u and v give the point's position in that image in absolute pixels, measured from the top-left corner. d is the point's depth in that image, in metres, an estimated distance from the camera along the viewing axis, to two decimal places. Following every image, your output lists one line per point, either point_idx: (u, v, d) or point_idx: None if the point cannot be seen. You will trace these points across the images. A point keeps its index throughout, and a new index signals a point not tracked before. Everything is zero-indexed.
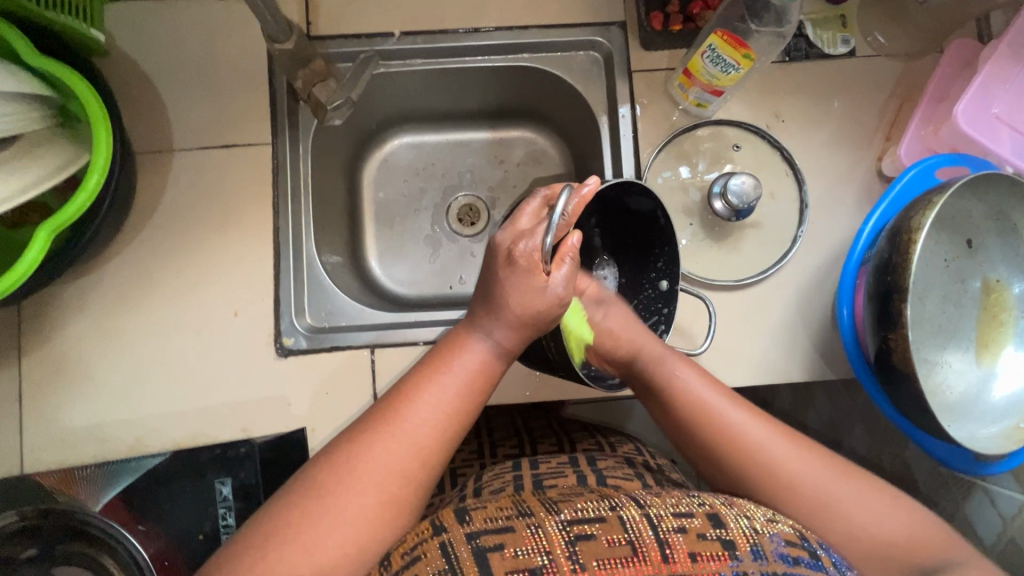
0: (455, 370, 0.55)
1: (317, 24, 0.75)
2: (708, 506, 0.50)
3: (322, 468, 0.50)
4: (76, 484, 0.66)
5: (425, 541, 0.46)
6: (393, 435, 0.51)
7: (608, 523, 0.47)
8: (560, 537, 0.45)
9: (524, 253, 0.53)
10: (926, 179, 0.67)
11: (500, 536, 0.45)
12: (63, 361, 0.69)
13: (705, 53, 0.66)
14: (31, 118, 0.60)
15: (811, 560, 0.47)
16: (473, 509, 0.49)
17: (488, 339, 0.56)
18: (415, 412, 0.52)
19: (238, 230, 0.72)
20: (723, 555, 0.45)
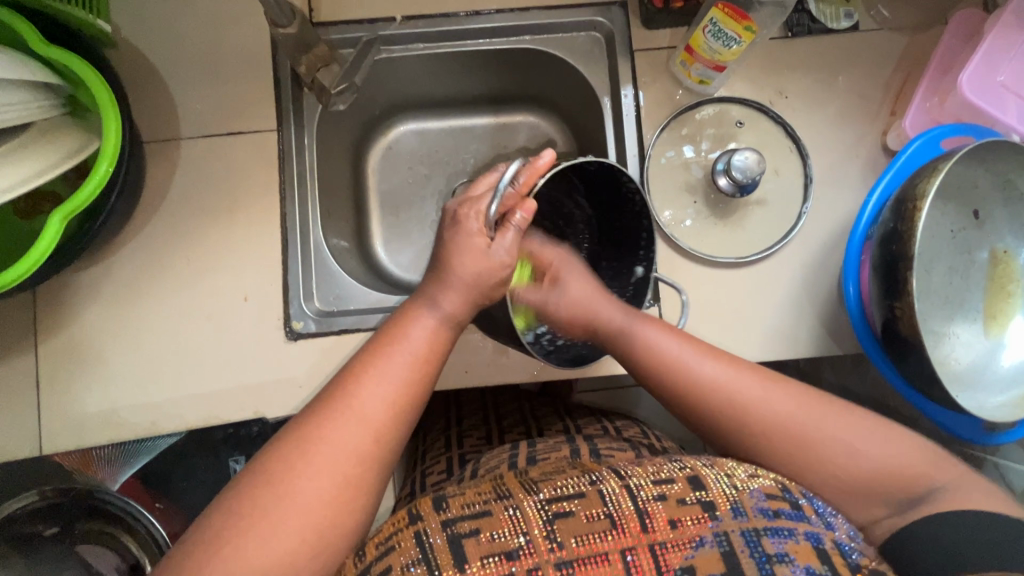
0: (403, 347, 0.55)
1: (319, 11, 0.75)
2: (690, 469, 0.51)
3: (275, 460, 0.49)
4: (95, 464, 0.69)
5: (399, 531, 0.47)
6: (340, 417, 0.50)
7: (588, 499, 0.48)
8: (537, 517, 0.46)
9: (466, 213, 0.59)
10: (930, 150, 0.67)
11: (475, 522, 0.46)
12: (78, 346, 0.70)
13: (706, 28, 0.66)
14: (45, 107, 0.61)
15: (791, 512, 0.48)
16: (452, 495, 0.49)
17: (436, 311, 0.58)
18: (363, 394, 0.52)
19: (246, 216, 0.73)
20: (703, 517, 0.47)
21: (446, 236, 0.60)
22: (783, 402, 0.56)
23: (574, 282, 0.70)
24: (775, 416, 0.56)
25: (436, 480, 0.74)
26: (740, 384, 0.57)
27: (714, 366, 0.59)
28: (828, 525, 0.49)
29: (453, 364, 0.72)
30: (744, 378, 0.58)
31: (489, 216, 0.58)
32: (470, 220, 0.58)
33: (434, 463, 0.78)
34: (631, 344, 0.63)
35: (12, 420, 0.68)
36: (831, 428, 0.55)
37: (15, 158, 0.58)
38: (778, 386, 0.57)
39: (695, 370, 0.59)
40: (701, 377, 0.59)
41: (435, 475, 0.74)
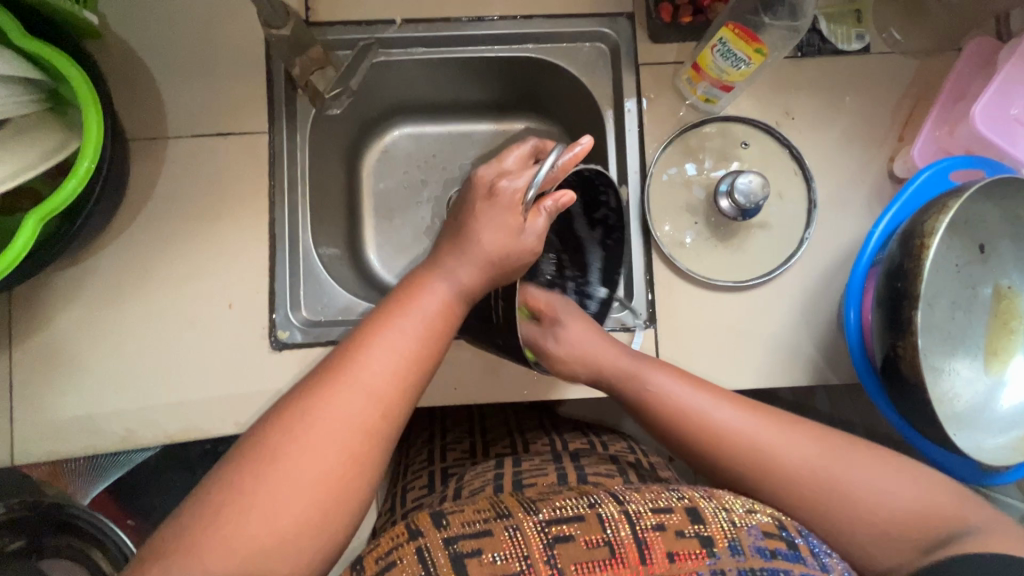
0: (411, 320, 0.53)
1: (316, 10, 0.73)
2: (688, 499, 0.49)
3: (274, 428, 0.47)
4: (64, 477, 0.68)
5: (400, 546, 0.45)
6: (346, 389, 0.48)
7: (587, 523, 0.46)
8: (537, 539, 0.44)
9: (503, 181, 0.57)
10: (939, 181, 0.65)
11: (478, 541, 0.44)
12: (53, 350, 0.68)
13: (715, 47, 0.63)
14: (22, 102, 0.58)
15: (788, 551, 0.46)
16: (451, 512, 0.47)
17: (448, 278, 0.56)
18: (367, 365, 0.49)
19: (233, 221, 0.71)
20: (700, 553, 0.45)
21: (479, 207, 0.57)
22: (776, 440, 0.57)
23: (572, 328, 0.66)
24: (777, 459, 0.56)
25: (417, 495, 0.72)
26: (733, 423, 0.58)
27: (719, 408, 0.59)
28: (824, 567, 0.46)
29: (442, 382, 0.71)
30: (754, 422, 0.58)
31: (529, 196, 0.56)
32: (513, 185, 0.56)
33: (417, 478, 0.76)
34: (628, 378, 0.63)
35: None
36: (833, 467, 0.55)
37: None
38: (765, 419, 0.58)
39: (692, 402, 0.60)
40: (702, 420, 0.59)
41: (415, 492, 0.72)
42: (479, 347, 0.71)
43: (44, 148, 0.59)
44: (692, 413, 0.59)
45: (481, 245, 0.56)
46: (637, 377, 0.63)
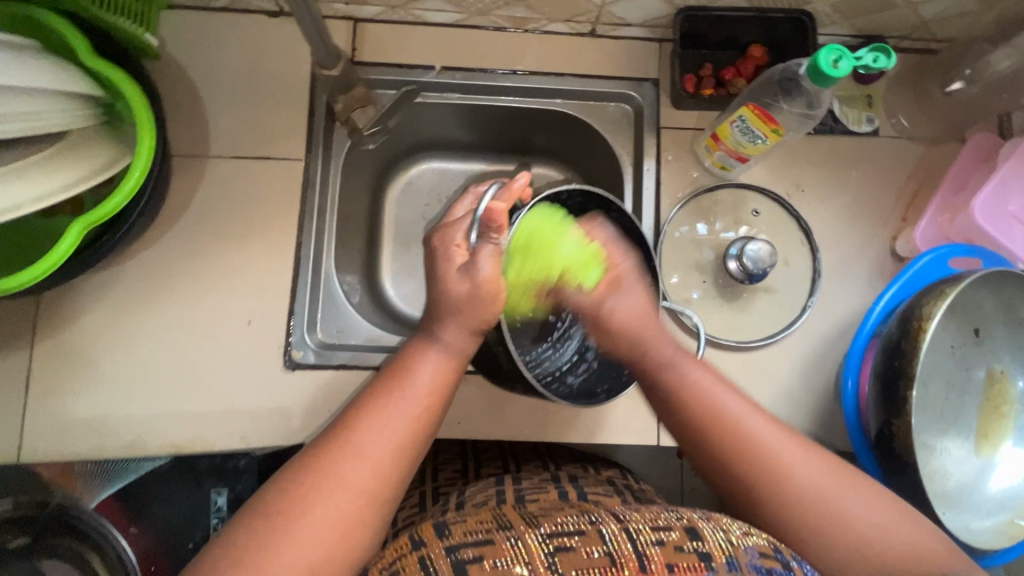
0: (407, 389, 0.54)
1: (361, 51, 0.77)
2: (686, 519, 0.48)
3: (274, 492, 0.49)
4: (74, 479, 0.66)
5: (402, 557, 0.45)
6: (342, 457, 0.50)
7: (588, 536, 0.44)
8: (539, 549, 0.43)
9: (442, 245, 0.59)
10: (939, 266, 0.67)
11: (478, 549, 0.43)
12: (73, 350, 0.70)
13: (734, 122, 0.65)
14: (81, 115, 0.61)
15: (784, 571, 0.44)
16: (453, 524, 0.48)
17: (443, 347, 0.57)
18: (363, 434, 0.51)
19: (260, 240, 0.74)
20: (699, 567, 0.42)
21: (429, 259, 0.60)
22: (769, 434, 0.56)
23: (629, 299, 0.64)
24: (796, 479, 0.53)
25: (406, 515, 0.73)
26: (737, 410, 0.57)
27: (736, 404, 0.57)
28: None
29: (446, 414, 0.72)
30: (783, 439, 0.55)
31: (472, 240, 0.58)
32: (453, 253, 0.58)
33: (408, 498, 0.77)
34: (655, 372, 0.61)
35: None
36: (799, 462, 0.54)
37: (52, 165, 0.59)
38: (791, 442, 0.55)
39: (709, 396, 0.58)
40: (713, 402, 0.57)
41: (406, 510, 0.73)
42: (485, 384, 0.73)
43: (98, 163, 0.62)
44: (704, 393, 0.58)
45: (451, 301, 0.57)
46: (665, 364, 0.61)
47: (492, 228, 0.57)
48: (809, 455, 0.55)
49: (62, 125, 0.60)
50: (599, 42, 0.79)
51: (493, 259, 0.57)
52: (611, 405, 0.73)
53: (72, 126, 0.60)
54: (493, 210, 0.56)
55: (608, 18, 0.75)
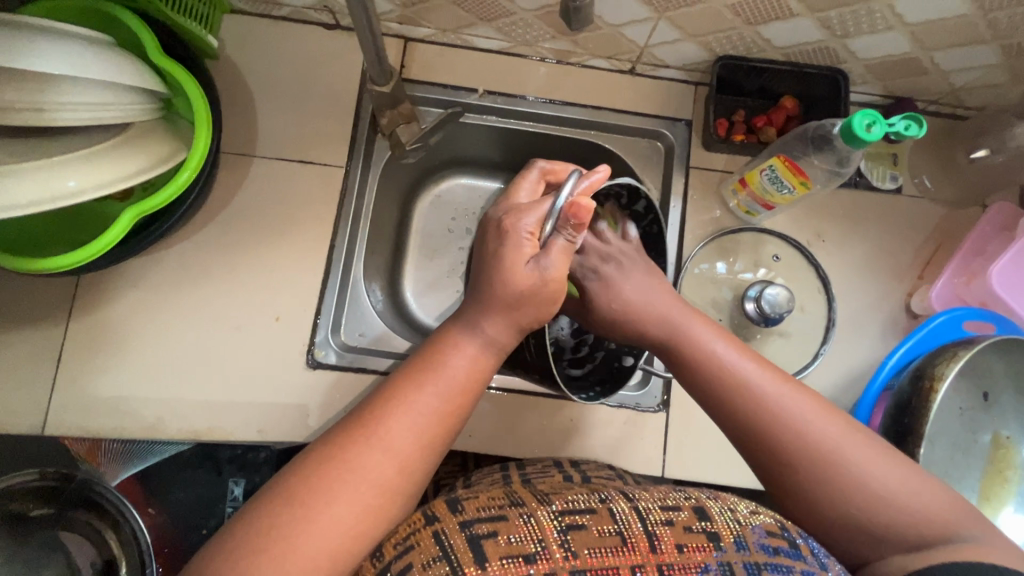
0: (439, 381, 0.52)
1: (409, 68, 0.80)
2: (695, 499, 0.48)
3: (298, 478, 0.46)
4: (100, 456, 0.68)
5: (416, 531, 0.44)
6: (367, 447, 0.47)
7: (598, 515, 0.45)
8: (552, 527, 0.43)
9: (514, 228, 0.55)
10: (953, 327, 0.68)
11: (493, 525, 0.43)
12: (106, 330, 0.72)
13: (764, 171, 0.67)
14: (142, 109, 0.64)
15: (790, 549, 0.45)
16: (467, 498, 0.47)
17: (476, 338, 0.54)
18: (391, 425, 0.49)
19: (296, 239, 0.77)
20: (708, 546, 0.43)
21: (490, 246, 0.56)
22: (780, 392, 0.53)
23: (625, 282, 0.62)
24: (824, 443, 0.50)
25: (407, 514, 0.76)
26: (732, 360, 0.55)
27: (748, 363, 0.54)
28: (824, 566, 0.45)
29: None
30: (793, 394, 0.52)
31: (546, 229, 0.54)
32: (522, 241, 0.54)
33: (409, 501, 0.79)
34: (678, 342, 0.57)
35: (28, 387, 0.70)
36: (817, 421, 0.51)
37: (116, 154, 0.61)
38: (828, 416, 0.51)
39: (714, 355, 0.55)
40: (705, 350, 0.56)
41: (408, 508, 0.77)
42: (499, 400, 0.75)
43: (156, 155, 0.65)
44: (688, 334, 0.57)
45: (508, 295, 0.54)
46: (683, 330, 0.58)
47: (570, 225, 0.52)
48: (827, 415, 0.52)
49: (126, 117, 0.63)
50: (638, 81, 0.82)
51: (563, 255, 0.53)
52: (619, 432, 0.75)
53: (133, 118, 0.63)
54: (578, 206, 0.51)
55: (648, 59, 0.78)
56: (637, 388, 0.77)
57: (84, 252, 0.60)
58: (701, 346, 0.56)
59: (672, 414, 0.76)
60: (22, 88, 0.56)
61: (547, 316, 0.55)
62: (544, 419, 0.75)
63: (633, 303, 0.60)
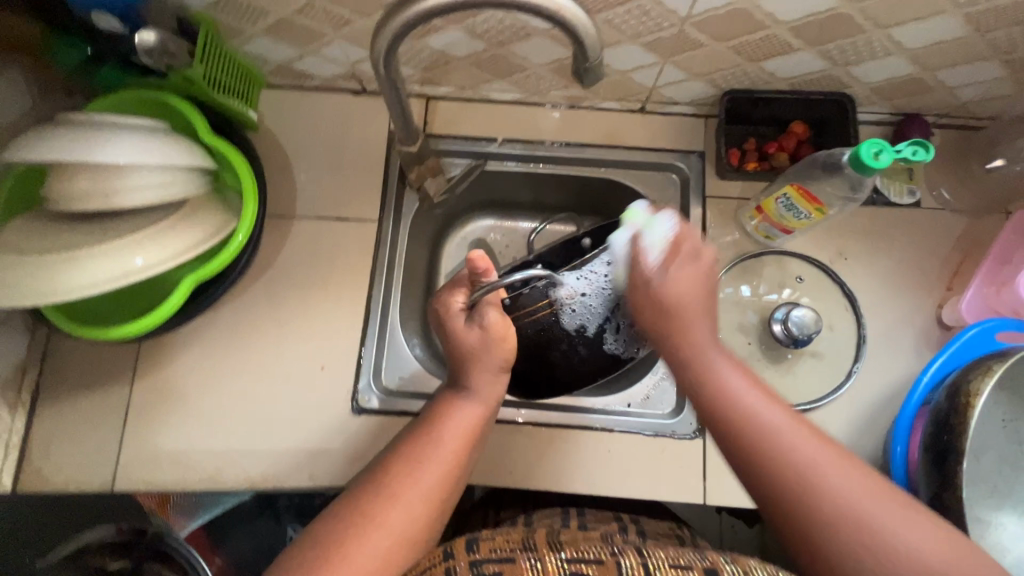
0: (440, 442, 0.59)
1: (432, 124, 0.86)
2: (710, 561, 0.47)
3: (337, 528, 0.52)
4: (170, 508, 0.73)
5: (432, 565, 0.49)
6: (388, 504, 0.54)
7: (604, 565, 0.46)
8: (556, 571, 0.46)
9: (448, 315, 0.65)
10: (987, 340, 0.67)
11: (499, 565, 0.47)
12: (167, 388, 0.78)
13: (779, 199, 0.69)
14: (196, 185, 0.71)
15: None
16: (483, 541, 0.51)
17: (475, 397, 0.63)
18: (406, 480, 0.56)
19: (337, 292, 0.81)
20: None
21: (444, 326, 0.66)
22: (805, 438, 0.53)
23: (681, 271, 0.62)
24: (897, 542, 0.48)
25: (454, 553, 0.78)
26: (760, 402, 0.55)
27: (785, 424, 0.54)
28: None
29: (498, 463, 0.76)
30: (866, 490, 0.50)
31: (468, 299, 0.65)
32: (448, 298, 0.67)
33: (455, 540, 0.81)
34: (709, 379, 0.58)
35: (96, 447, 0.76)
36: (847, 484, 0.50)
37: (177, 228, 0.67)
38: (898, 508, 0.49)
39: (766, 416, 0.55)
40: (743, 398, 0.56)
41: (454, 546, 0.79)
42: (538, 435, 0.77)
43: (211, 225, 0.71)
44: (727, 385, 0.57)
45: (463, 348, 0.64)
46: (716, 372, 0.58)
47: (481, 275, 0.62)
48: (833, 458, 0.52)
49: (184, 194, 0.69)
50: (649, 118, 0.85)
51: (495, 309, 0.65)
52: (657, 461, 0.76)
53: (188, 195, 0.69)
54: (475, 258, 0.61)
55: (657, 98, 0.82)
56: (671, 416, 0.79)
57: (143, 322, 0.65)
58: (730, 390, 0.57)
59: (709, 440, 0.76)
60: (96, 177, 0.63)
61: (511, 353, 0.65)
62: (581, 452, 0.76)
63: (677, 292, 0.61)
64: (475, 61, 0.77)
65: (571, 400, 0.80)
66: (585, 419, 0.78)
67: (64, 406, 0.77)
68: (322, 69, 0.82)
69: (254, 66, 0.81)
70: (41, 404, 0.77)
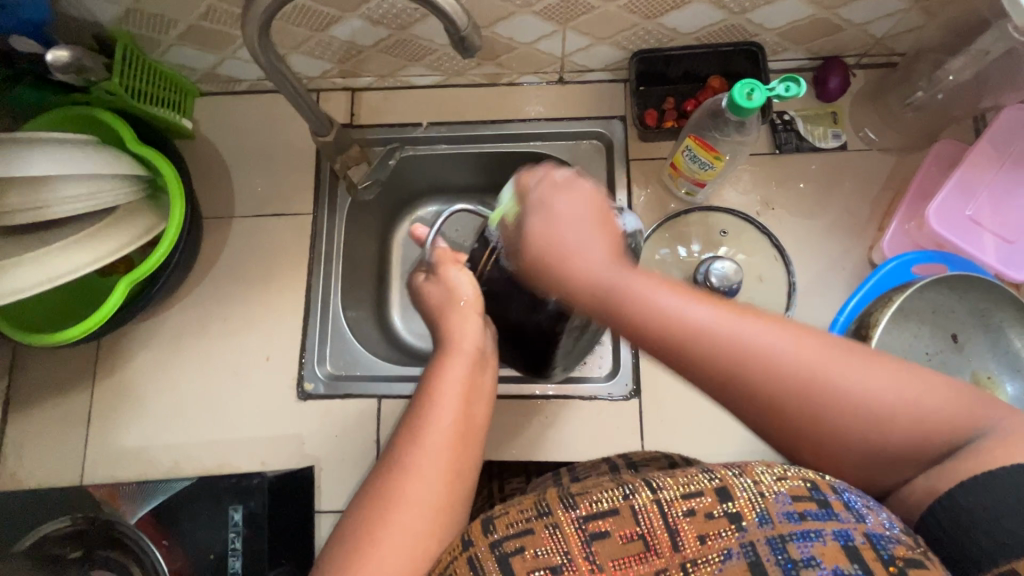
0: (433, 421, 0.54)
1: (358, 115, 0.88)
2: (718, 479, 0.42)
3: (359, 537, 0.48)
4: (119, 498, 0.73)
5: (453, 560, 0.42)
6: (402, 499, 0.49)
7: (621, 517, 0.40)
8: (577, 536, 0.40)
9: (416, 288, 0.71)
10: (903, 273, 0.67)
11: (520, 539, 0.40)
12: (125, 389, 0.82)
13: (683, 152, 0.69)
14: (127, 190, 0.74)
15: (818, 511, 0.39)
16: (499, 514, 0.43)
17: (460, 350, 0.61)
18: (413, 469, 0.51)
19: (279, 285, 0.84)
20: (728, 528, 0.39)
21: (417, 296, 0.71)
22: (765, 335, 0.43)
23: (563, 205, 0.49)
24: (885, 404, 0.41)
25: None
26: (672, 304, 0.44)
27: (709, 315, 0.43)
28: (862, 517, 0.38)
29: None
30: (833, 356, 0.42)
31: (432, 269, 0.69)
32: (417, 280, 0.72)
33: None
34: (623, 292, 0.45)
35: (65, 448, 0.80)
36: (833, 365, 0.42)
37: (109, 233, 0.72)
38: (874, 359, 0.42)
39: (679, 317, 0.44)
40: (653, 310, 0.44)
41: None
42: None
43: (142, 228, 0.75)
44: (627, 296, 0.45)
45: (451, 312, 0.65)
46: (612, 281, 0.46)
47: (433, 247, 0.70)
48: (786, 339, 0.43)
49: (115, 201, 0.73)
50: (569, 88, 0.86)
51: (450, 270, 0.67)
52: (594, 423, 0.77)
53: (119, 203, 0.73)
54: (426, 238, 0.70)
55: (572, 67, 0.82)
56: (608, 378, 0.79)
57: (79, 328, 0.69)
58: (650, 304, 0.44)
59: (644, 400, 0.77)
60: (26, 189, 0.67)
61: (480, 295, 0.65)
62: (520, 420, 0.78)
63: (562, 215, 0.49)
64: (385, 48, 0.79)
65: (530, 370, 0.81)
66: (523, 388, 0.79)
67: (34, 412, 0.82)
68: (246, 72, 0.85)
69: (180, 75, 0.84)
70: (12, 412, 0.82)
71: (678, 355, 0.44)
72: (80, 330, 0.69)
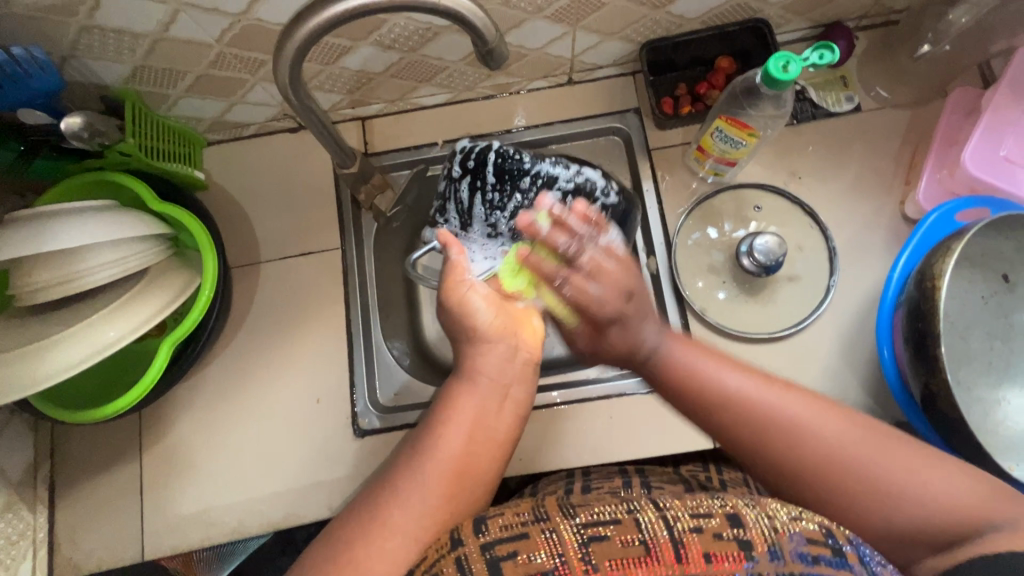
0: (446, 440, 0.55)
1: (372, 143, 0.87)
2: (729, 506, 0.46)
3: (353, 534, 0.49)
4: (195, 567, 0.76)
5: (442, 557, 0.44)
6: (394, 506, 0.50)
7: (623, 525, 0.43)
8: (573, 540, 0.43)
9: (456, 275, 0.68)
10: (947, 223, 0.70)
11: (513, 544, 0.43)
12: (174, 455, 0.79)
13: (714, 134, 0.70)
14: (153, 251, 0.72)
15: (832, 558, 0.42)
16: (492, 516, 0.46)
17: (477, 380, 0.61)
18: (413, 478, 0.52)
19: (316, 324, 0.83)
20: (738, 556, 0.41)
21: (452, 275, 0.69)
22: (790, 405, 0.53)
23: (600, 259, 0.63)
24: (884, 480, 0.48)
25: None
26: (709, 367, 0.57)
27: (735, 377, 0.56)
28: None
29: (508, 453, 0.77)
30: (832, 424, 0.52)
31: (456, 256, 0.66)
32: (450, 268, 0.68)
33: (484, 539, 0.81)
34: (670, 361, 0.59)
35: (120, 524, 0.77)
36: (817, 419, 0.52)
37: (142, 297, 0.70)
38: (875, 437, 0.51)
39: (717, 380, 0.56)
40: (692, 367, 0.58)
41: None
42: (540, 419, 0.77)
43: (175, 287, 0.73)
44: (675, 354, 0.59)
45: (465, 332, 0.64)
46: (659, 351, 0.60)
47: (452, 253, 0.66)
48: (800, 401, 0.54)
49: (143, 264, 0.71)
50: (578, 88, 0.86)
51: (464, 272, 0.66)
52: (660, 416, 0.76)
53: (147, 265, 0.71)
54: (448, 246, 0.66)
55: (580, 66, 0.82)
56: None
57: (119, 404, 0.67)
58: (685, 358, 0.58)
59: None
60: (54, 267, 0.65)
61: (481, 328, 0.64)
62: (584, 424, 0.77)
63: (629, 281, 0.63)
64: (395, 73, 0.78)
65: (566, 376, 0.80)
66: (581, 391, 0.78)
67: (82, 493, 0.79)
68: (253, 115, 0.84)
69: (188, 127, 0.83)
70: (59, 496, 0.79)
71: (705, 408, 0.56)
72: (120, 407, 0.67)
